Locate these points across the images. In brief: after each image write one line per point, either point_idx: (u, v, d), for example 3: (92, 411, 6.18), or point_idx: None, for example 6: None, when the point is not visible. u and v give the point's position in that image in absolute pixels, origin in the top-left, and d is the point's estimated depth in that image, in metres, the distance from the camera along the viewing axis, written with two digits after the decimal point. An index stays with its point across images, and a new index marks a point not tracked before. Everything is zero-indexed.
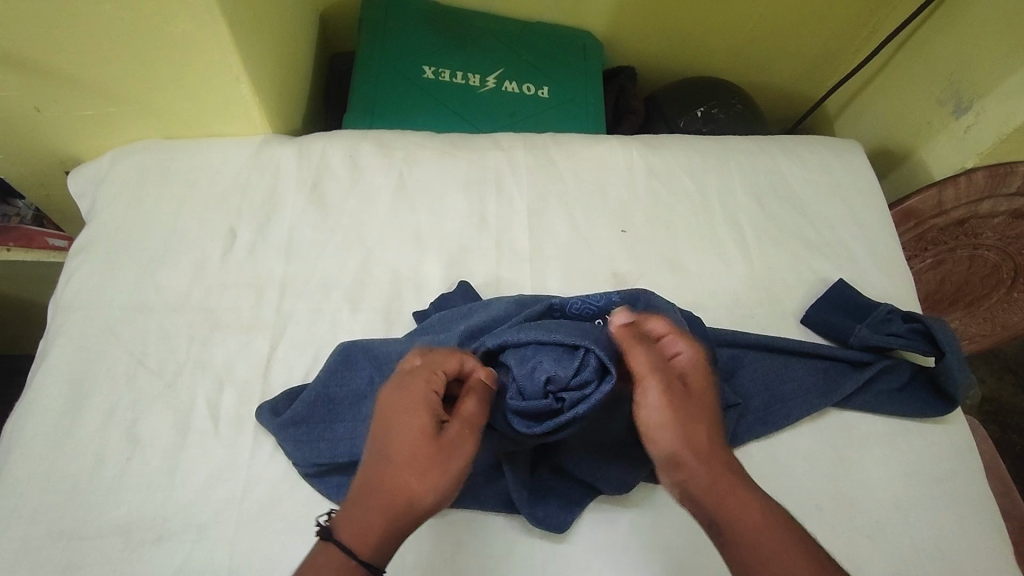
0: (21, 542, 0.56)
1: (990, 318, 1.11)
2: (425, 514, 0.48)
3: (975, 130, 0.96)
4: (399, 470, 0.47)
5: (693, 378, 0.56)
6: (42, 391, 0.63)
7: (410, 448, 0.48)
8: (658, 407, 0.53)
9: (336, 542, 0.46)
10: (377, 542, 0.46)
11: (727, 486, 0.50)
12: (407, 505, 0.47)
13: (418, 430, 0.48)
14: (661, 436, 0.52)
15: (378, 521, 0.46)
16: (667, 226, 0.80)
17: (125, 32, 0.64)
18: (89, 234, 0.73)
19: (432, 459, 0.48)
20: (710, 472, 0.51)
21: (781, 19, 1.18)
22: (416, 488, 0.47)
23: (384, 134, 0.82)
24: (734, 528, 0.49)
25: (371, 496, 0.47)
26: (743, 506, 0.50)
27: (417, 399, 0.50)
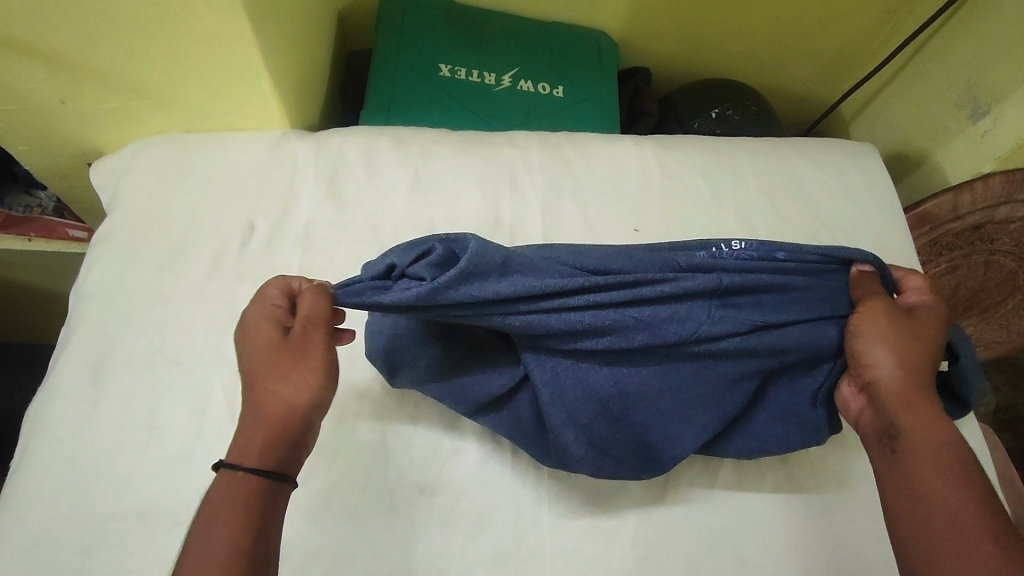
0: (43, 523, 0.57)
1: (1004, 325, 1.08)
2: (305, 415, 0.50)
3: (992, 135, 0.96)
4: (264, 382, 0.50)
5: (926, 312, 0.59)
6: (63, 377, 0.64)
7: (265, 362, 0.51)
8: (877, 325, 0.58)
9: (225, 467, 0.47)
10: (267, 452, 0.48)
11: (902, 402, 0.54)
12: (283, 412, 0.49)
13: (266, 343, 0.51)
14: (868, 347, 0.57)
15: (259, 433, 0.48)
16: (680, 225, 0.80)
17: (147, 27, 0.65)
18: (111, 224, 0.74)
19: (287, 362, 0.50)
20: (907, 389, 0.54)
21: (797, 21, 1.17)
22: (288, 391, 0.50)
23: (400, 130, 0.83)
24: (913, 441, 0.52)
25: (249, 416, 0.49)
26: (929, 427, 0.52)
27: (258, 320, 0.53)
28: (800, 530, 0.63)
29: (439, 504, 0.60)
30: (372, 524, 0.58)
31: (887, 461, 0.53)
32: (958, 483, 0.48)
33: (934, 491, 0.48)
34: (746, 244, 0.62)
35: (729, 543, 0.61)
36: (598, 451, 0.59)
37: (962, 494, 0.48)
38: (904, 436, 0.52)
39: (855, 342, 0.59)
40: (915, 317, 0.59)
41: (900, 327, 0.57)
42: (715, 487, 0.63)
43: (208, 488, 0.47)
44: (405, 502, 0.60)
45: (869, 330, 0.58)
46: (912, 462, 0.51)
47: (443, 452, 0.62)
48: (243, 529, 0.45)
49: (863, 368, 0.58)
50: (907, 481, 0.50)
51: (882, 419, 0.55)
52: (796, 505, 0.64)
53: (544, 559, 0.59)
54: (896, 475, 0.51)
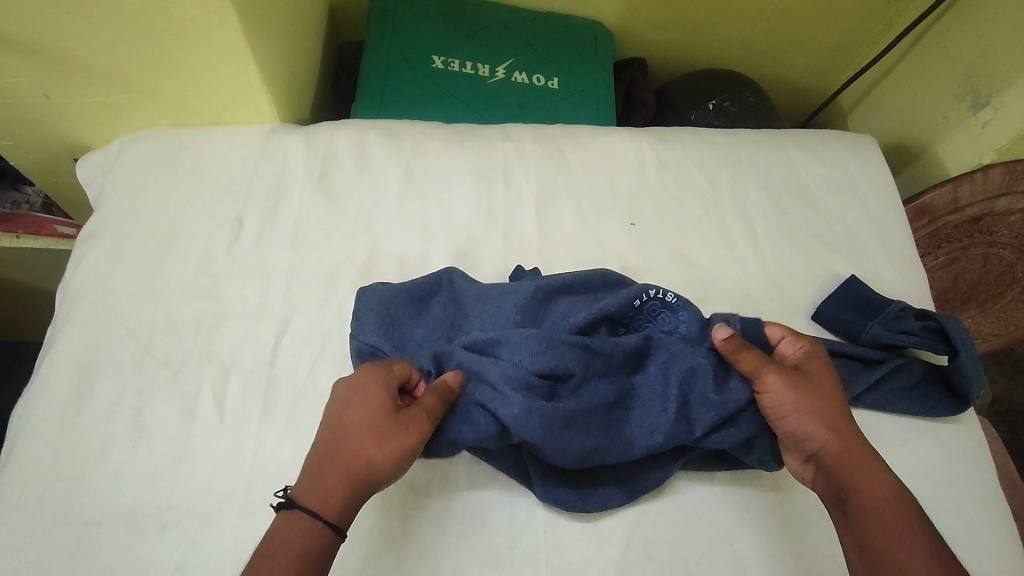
0: (28, 528, 0.56)
1: (1003, 318, 1.07)
2: (381, 483, 0.52)
3: (993, 126, 0.95)
4: (362, 440, 0.52)
5: (818, 371, 0.61)
6: (49, 378, 0.63)
7: (370, 421, 0.53)
8: (788, 399, 0.58)
9: (297, 510, 0.49)
10: (341, 507, 0.50)
11: (849, 462, 0.55)
12: (367, 473, 0.51)
13: (379, 406, 0.53)
14: (789, 417, 0.58)
15: (339, 490, 0.50)
16: (677, 219, 0.79)
17: (132, 18, 0.63)
18: (97, 221, 0.73)
19: (392, 436, 0.53)
20: (847, 450, 0.56)
21: (795, 12, 1.16)
22: (378, 457, 0.52)
23: (393, 124, 0.82)
24: (862, 502, 0.53)
25: (334, 467, 0.51)
26: (871, 480, 0.54)
27: (375, 384, 0.54)
28: (798, 530, 0.62)
29: (432, 506, 0.59)
30: (365, 526, 0.57)
31: (844, 529, 0.54)
32: (907, 529, 0.51)
33: (894, 554, 0.50)
34: (664, 292, 0.65)
35: (726, 541, 0.60)
36: (572, 485, 0.60)
37: (911, 539, 0.50)
38: (857, 499, 0.53)
39: (776, 416, 0.59)
40: (818, 373, 0.60)
41: (806, 393, 0.58)
42: (713, 489, 0.62)
43: (282, 525, 0.49)
44: (398, 502, 0.59)
45: (788, 411, 0.58)
46: (865, 522, 0.52)
47: (437, 452, 0.61)
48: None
49: (800, 440, 0.58)
50: (863, 542, 0.52)
51: (832, 482, 0.55)
52: (793, 501, 0.63)
53: (539, 561, 0.58)
54: (851, 537, 0.53)
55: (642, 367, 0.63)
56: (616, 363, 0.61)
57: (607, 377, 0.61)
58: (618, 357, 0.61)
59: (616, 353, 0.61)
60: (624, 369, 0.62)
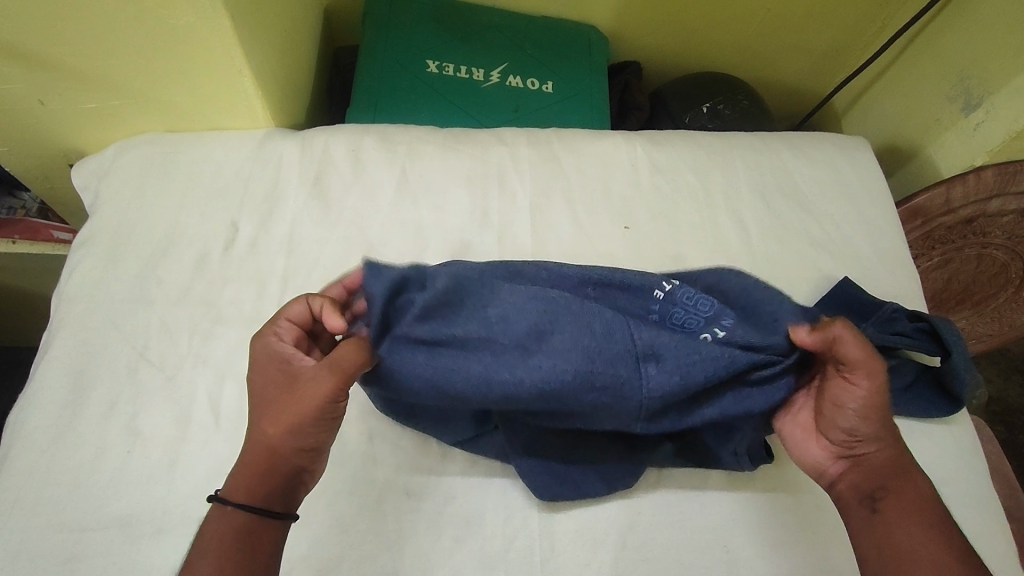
0: (23, 534, 0.56)
1: (997, 318, 1.10)
2: (289, 456, 0.50)
3: (984, 128, 0.95)
4: (259, 417, 0.51)
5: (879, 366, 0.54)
6: (43, 384, 0.63)
7: (262, 396, 0.52)
8: (856, 393, 0.52)
9: (219, 501, 0.49)
10: (250, 489, 0.49)
11: (891, 464, 0.53)
12: (268, 449, 0.50)
13: (266, 378, 0.52)
14: (852, 413, 0.52)
15: (251, 471, 0.50)
16: (670, 222, 0.80)
17: (129, 26, 0.64)
18: (92, 227, 0.73)
19: (284, 403, 0.50)
20: (890, 451, 0.53)
21: (788, 15, 1.17)
22: (273, 430, 0.50)
23: (387, 128, 0.82)
24: (896, 505, 0.51)
25: (245, 452, 0.51)
26: (909, 484, 0.52)
27: (263, 355, 0.53)
28: (793, 530, 0.62)
29: (427, 508, 0.59)
30: (359, 529, 0.58)
31: (869, 528, 0.51)
32: (938, 532, 0.49)
33: (923, 561, 0.48)
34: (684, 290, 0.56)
35: (721, 543, 0.60)
36: (557, 475, 0.60)
37: (941, 544, 0.49)
38: (892, 502, 0.51)
39: (840, 408, 0.53)
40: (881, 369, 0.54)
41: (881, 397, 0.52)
42: (707, 489, 0.63)
43: (206, 519, 0.50)
44: (393, 505, 0.59)
45: (844, 398, 0.52)
46: (899, 525, 0.50)
47: (431, 455, 0.62)
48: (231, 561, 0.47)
49: (850, 439, 0.53)
50: (894, 546, 0.49)
51: (868, 481, 0.53)
52: (786, 502, 0.63)
53: (533, 562, 0.58)
54: (881, 538, 0.50)
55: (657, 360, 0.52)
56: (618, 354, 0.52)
57: (611, 352, 0.52)
58: (626, 342, 0.52)
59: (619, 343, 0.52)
60: (631, 355, 0.52)
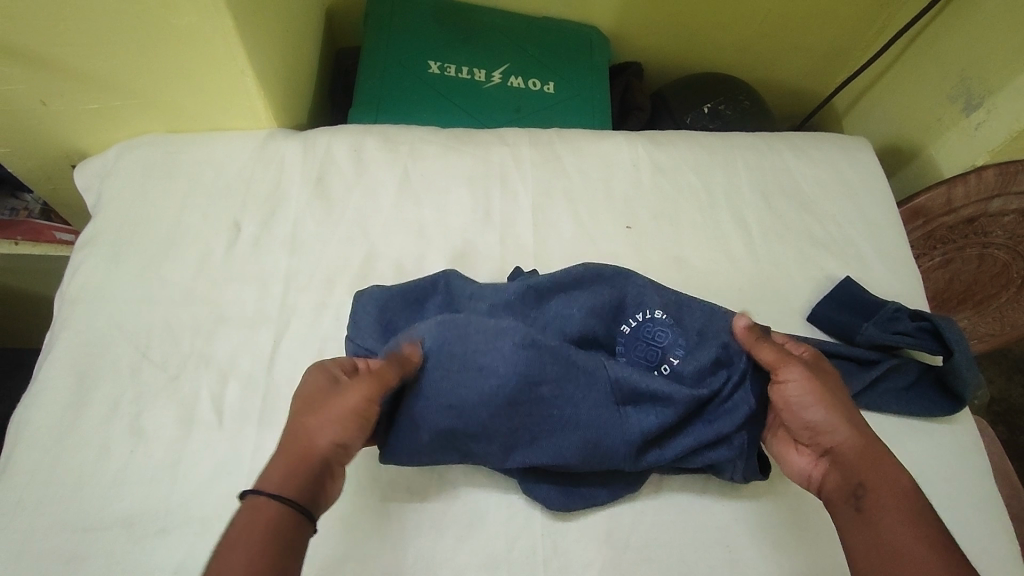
0: (26, 534, 0.56)
1: (999, 317, 1.09)
2: (327, 457, 0.51)
3: (985, 128, 0.95)
4: (305, 418, 0.52)
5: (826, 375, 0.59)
6: (47, 385, 0.63)
7: (310, 400, 0.53)
8: (796, 388, 0.57)
9: (253, 495, 0.47)
10: (287, 485, 0.48)
11: (867, 458, 0.53)
12: (312, 448, 0.50)
13: (317, 384, 0.54)
14: (806, 408, 0.57)
15: (286, 465, 0.49)
16: (672, 222, 0.80)
17: (130, 25, 0.64)
18: (95, 227, 0.73)
19: (329, 402, 0.52)
20: (865, 446, 0.54)
21: (789, 16, 1.17)
22: (321, 428, 0.51)
23: (389, 128, 0.82)
24: (877, 500, 0.51)
25: (285, 452, 0.50)
26: (887, 477, 0.51)
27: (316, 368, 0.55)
28: (796, 531, 0.62)
29: (430, 509, 0.59)
30: (362, 529, 0.58)
31: (853, 526, 0.51)
32: (922, 525, 0.48)
33: (905, 553, 0.47)
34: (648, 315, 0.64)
35: (724, 543, 0.60)
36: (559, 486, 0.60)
37: (925, 536, 0.47)
38: (872, 496, 0.51)
39: (792, 406, 0.57)
40: (825, 371, 0.59)
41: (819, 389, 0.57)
42: (709, 489, 0.63)
43: (234, 516, 0.46)
44: (396, 505, 0.59)
45: (790, 395, 0.57)
46: (881, 520, 0.49)
47: None
48: (264, 556, 0.44)
49: (815, 436, 0.56)
50: (875, 541, 0.49)
51: (846, 478, 0.53)
52: (789, 503, 0.63)
53: (536, 562, 0.58)
54: (864, 534, 0.50)
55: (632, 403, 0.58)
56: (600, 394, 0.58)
57: (593, 396, 0.57)
58: (607, 387, 0.58)
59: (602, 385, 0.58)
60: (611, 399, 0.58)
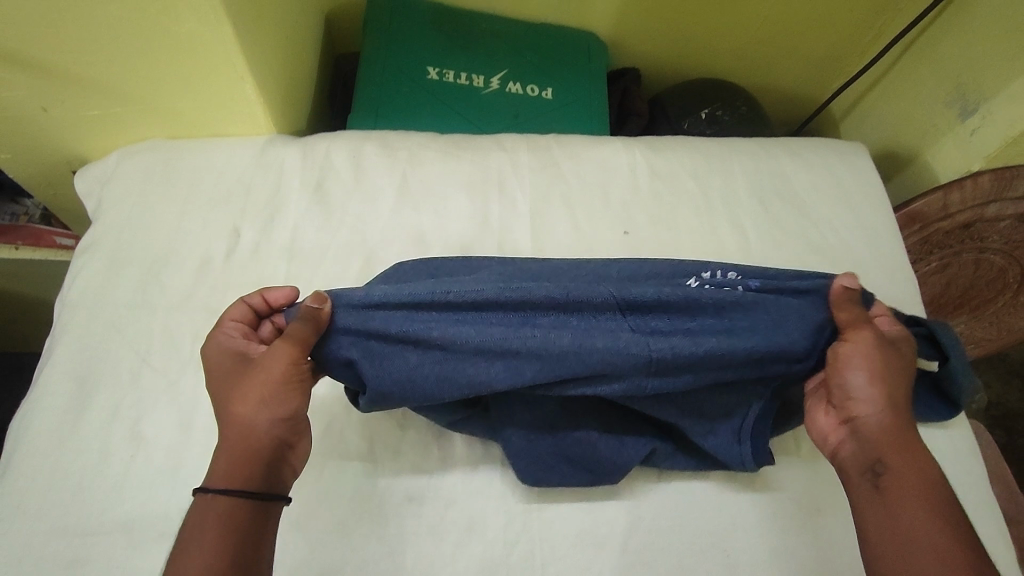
0: (26, 539, 0.56)
1: (996, 322, 1.11)
2: (268, 435, 0.52)
3: (980, 133, 0.96)
4: (228, 405, 0.52)
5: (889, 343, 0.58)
6: (47, 389, 0.63)
7: (228, 386, 0.53)
8: (847, 350, 0.57)
9: (200, 492, 0.49)
10: (231, 472, 0.50)
11: (894, 436, 0.53)
12: (246, 432, 0.51)
13: (229, 370, 0.54)
14: (854, 373, 0.56)
15: (231, 456, 0.50)
16: (670, 228, 0.80)
17: (131, 32, 0.65)
18: (95, 233, 0.73)
19: (249, 383, 0.53)
20: (895, 424, 0.54)
21: (786, 21, 1.17)
22: (246, 411, 0.52)
23: (388, 135, 0.83)
24: (897, 480, 0.51)
25: (222, 441, 0.51)
26: (914, 461, 0.52)
27: (222, 353, 0.55)
28: (793, 534, 0.62)
29: (428, 513, 0.59)
30: (361, 533, 0.58)
31: (870, 500, 0.52)
32: (939, 511, 0.49)
33: (920, 535, 0.48)
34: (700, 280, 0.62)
35: (721, 547, 0.61)
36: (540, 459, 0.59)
37: (943, 523, 0.48)
38: (893, 475, 0.52)
39: (842, 368, 0.57)
40: (896, 346, 0.58)
41: (876, 359, 0.56)
42: (707, 493, 0.63)
43: (188, 515, 0.49)
44: (395, 509, 0.59)
45: (851, 357, 0.56)
46: (899, 500, 0.50)
47: (431, 460, 0.62)
48: (220, 545, 0.47)
49: (851, 403, 0.56)
50: (890, 519, 0.50)
51: (870, 453, 0.54)
52: (788, 506, 0.63)
53: (533, 565, 0.58)
54: (880, 509, 0.51)
55: (640, 317, 0.57)
56: (600, 315, 0.56)
57: (593, 315, 0.56)
58: (609, 302, 0.56)
59: (602, 306, 0.56)
60: (614, 312, 0.56)
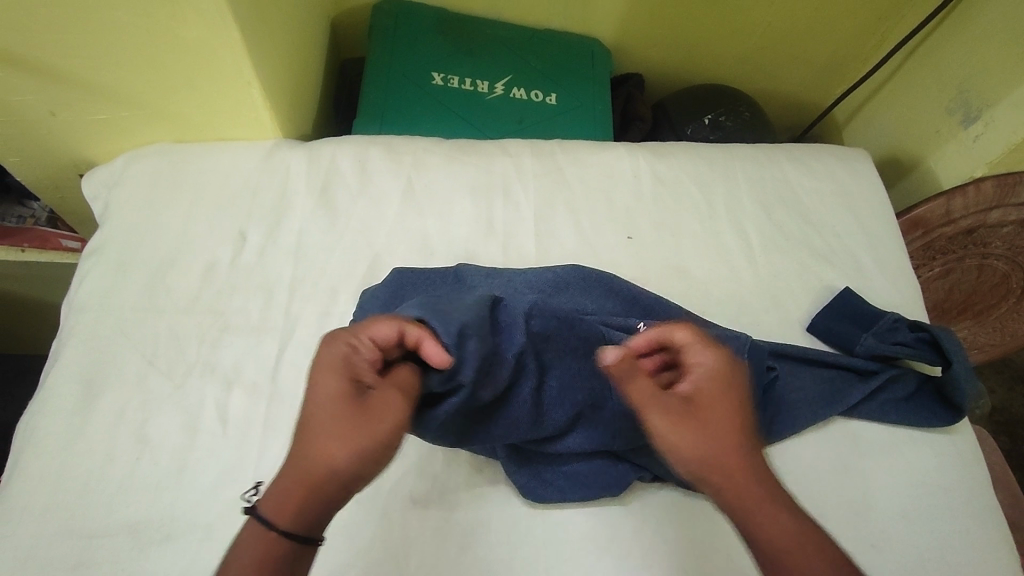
0: (33, 540, 0.56)
1: (999, 329, 1.10)
2: (347, 485, 0.44)
3: (983, 139, 0.96)
4: (320, 437, 0.44)
5: (709, 393, 0.51)
6: (54, 391, 0.64)
7: (329, 412, 0.45)
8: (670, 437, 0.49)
9: (261, 519, 0.44)
10: (300, 511, 0.44)
11: (747, 502, 0.47)
12: (328, 475, 0.44)
13: (337, 394, 0.45)
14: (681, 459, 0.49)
15: (301, 493, 0.44)
16: (674, 233, 0.80)
17: (140, 38, 0.65)
18: (101, 236, 0.74)
19: (358, 424, 0.44)
20: (742, 488, 0.47)
21: (788, 28, 1.18)
22: (338, 455, 0.44)
23: (393, 139, 0.83)
24: (765, 555, 0.46)
25: (294, 472, 0.44)
26: (771, 528, 0.46)
27: (337, 366, 0.47)
28: None
29: (433, 516, 0.60)
30: (365, 536, 0.58)
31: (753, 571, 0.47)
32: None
33: None
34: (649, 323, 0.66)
35: (726, 550, 0.61)
36: (541, 484, 0.61)
37: None
38: (759, 547, 0.46)
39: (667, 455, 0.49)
40: (704, 396, 0.50)
41: (698, 427, 0.49)
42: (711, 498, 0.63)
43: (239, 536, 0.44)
44: (400, 512, 0.59)
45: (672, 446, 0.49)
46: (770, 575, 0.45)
47: (436, 463, 0.62)
48: None
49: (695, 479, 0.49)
50: None
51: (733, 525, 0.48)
52: None
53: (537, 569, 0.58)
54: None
55: None
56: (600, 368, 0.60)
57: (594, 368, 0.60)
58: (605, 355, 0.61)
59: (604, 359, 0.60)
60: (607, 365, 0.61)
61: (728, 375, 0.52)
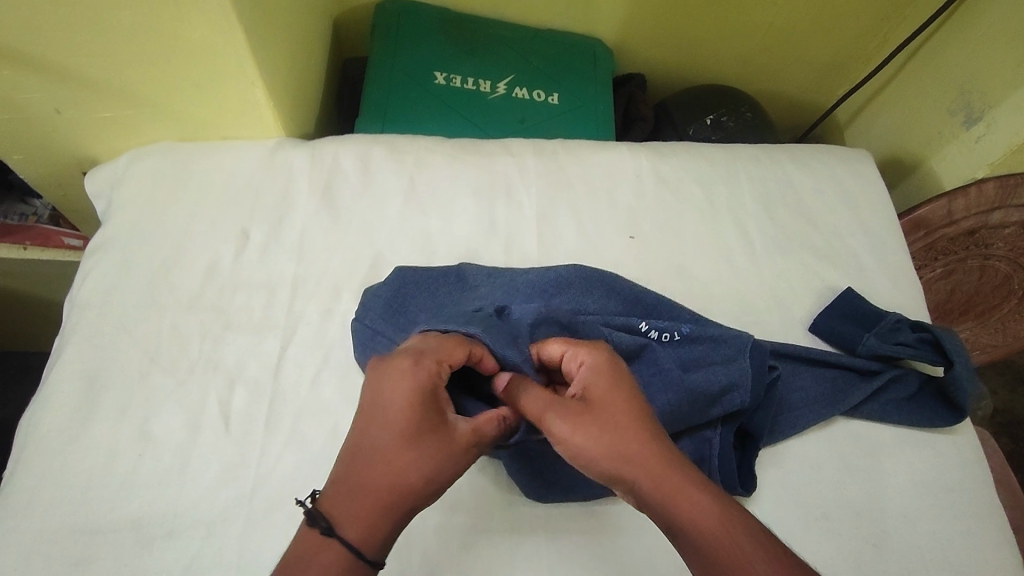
0: (35, 536, 0.57)
1: (1000, 329, 1.10)
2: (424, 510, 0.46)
3: (985, 141, 0.96)
4: (409, 462, 0.45)
5: (602, 389, 0.50)
6: (56, 388, 0.64)
7: (422, 441, 0.46)
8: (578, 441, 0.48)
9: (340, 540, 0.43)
10: (384, 539, 0.44)
11: (665, 488, 0.45)
12: (414, 501, 0.45)
13: (427, 422, 0.47)
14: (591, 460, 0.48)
15: (387, 516, 0.44)
16: (676, 233, 0.80)
17: (144, 37, 0.65)
18: (104, 234, 0.74)
19: (449, 453, 0.47)
20: (656, 477, 0.46)
21: (790, 29, 1.18)
22: (428, 482, 0.46)
23: (396, 138, 0.83)
24: (688, 543, 0.43)
25: (377, 494, 0.44)
26: (689, 512, 0.44)
27: (425, 394, 0.48)
28: (800, 537, 0.62)
29: (434, 515, 0.60)
30: None
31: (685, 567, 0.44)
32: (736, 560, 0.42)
33: None
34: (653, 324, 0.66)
35: None
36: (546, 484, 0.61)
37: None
38: (683, 535, 0.44)
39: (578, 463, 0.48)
40: (604, 392, 0.50)
41: (600, 424, 0.48)
42: None
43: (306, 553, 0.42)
44: None
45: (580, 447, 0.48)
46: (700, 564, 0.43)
47: None
48: None
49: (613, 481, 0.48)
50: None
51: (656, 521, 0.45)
52: (792, 510, 0.63)
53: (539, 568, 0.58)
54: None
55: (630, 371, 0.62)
56: None
57: None
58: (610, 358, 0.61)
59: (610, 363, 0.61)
60: None
61: (622, 371, 0.52)
